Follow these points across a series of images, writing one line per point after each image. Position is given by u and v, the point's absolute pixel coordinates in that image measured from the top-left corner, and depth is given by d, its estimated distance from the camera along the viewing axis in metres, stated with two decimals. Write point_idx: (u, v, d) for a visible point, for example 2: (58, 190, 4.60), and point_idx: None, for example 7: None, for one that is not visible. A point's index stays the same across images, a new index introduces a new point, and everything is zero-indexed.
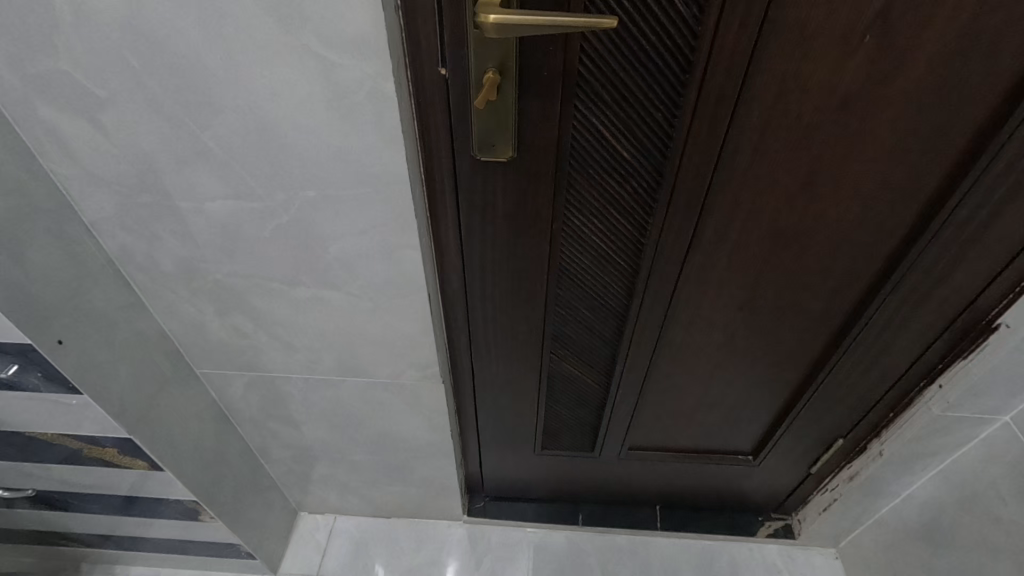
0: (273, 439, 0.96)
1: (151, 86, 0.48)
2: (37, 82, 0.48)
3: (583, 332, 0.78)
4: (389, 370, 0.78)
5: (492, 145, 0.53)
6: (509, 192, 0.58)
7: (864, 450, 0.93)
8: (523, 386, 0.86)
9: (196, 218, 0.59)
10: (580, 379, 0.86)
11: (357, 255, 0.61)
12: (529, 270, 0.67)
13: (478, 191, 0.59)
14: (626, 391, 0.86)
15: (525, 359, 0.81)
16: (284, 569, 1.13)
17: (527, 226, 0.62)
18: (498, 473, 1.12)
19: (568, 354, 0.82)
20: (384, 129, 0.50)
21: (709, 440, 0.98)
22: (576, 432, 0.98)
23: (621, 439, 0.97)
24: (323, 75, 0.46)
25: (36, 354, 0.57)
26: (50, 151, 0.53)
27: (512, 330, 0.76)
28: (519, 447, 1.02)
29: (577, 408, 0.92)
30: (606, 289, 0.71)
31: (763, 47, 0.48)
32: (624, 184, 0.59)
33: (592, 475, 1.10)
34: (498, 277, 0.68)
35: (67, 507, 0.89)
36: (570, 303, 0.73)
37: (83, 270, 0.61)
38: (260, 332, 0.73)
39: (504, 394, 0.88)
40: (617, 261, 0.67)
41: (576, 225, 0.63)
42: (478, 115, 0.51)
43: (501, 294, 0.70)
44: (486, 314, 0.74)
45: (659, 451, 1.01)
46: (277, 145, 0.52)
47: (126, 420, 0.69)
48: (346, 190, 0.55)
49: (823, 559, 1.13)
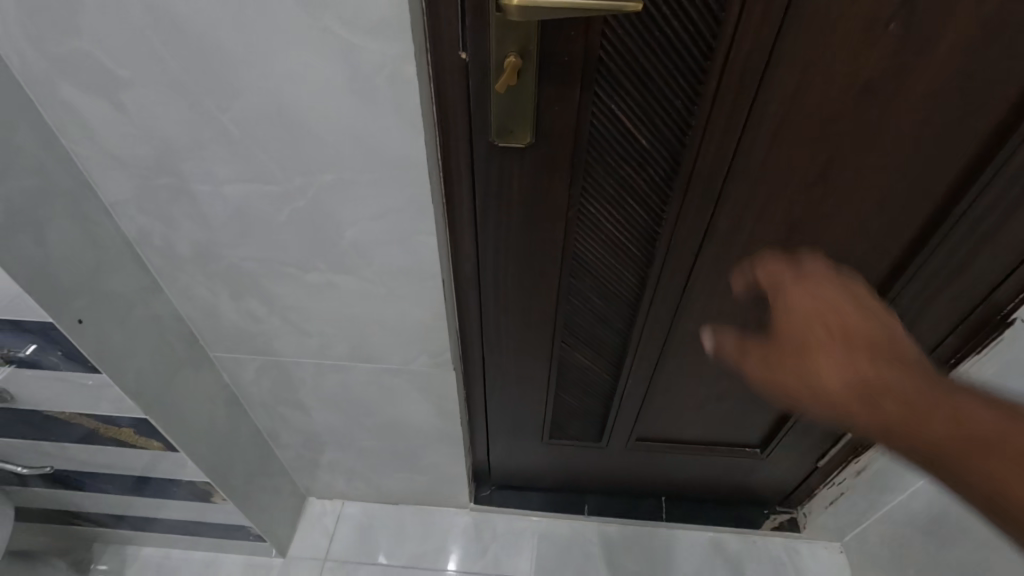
0: (283, 424, 0.97)
1: (173, 67, 0.48)
2: (60, 62, 0.48)
3: (594, 322, 0.78)
4: (401, 357, 0.79)
5: (510, 131, 0.54)
6: (525, 179, 0.58)
7: (871, 444, 0.95)
8: (533, 375, 0.87)
9: (213, 201, 0.60)
10: (590, 369, 0.87)
11: (372, 240, 0.62)
12: (542, 258, 0.67)
13: (494, 177, 0.59)
14: (636, 381, 0.87)
15: (535, 348, 0.81)
16: (293, 552, 1.14)
17: (542, 213, 0.62)
18: (505, 462, 1.12)
19: (578, 343, 0.82)
20: (403, 115, 0.50)
21: (716, 433, 0.98)
22: (584, 422, 0.98)
23: (628, 430, 0.98)
24: (344, 58, 0.46)
25: (56, 334, 0.58)
26: (72, 132, 0.54)
27: (524, 318, 0.76)
28: (527, 436, 1.02)
29: (586, 399, 0.93)
30: (618, 279, 0.71)
31: (786, 35, 0.48)
32: (640, 172, 0.59)
33: (599, 466, 1.11)
34: (511, 264, 0.68)
35: (81, 487, 0.90)
36: (582, 292, 0.73)
37: (101, 252, 0.61)
38: (274, 317, 0.74)
39: (513, 383, 0.89)
40: (631, 251, 0.67)
41: (590, 213, 0.63)
42: (497, 100, 0.51)
43: (513, 282, 0.71)
44: (499, 301, 0.74)
45: (666, 443, 1.01)
46: (295, 128, 0.52)
47: (143, 400, 0.70)
48: (363, 175, 0.55)
49: (828, 553, 1.13)
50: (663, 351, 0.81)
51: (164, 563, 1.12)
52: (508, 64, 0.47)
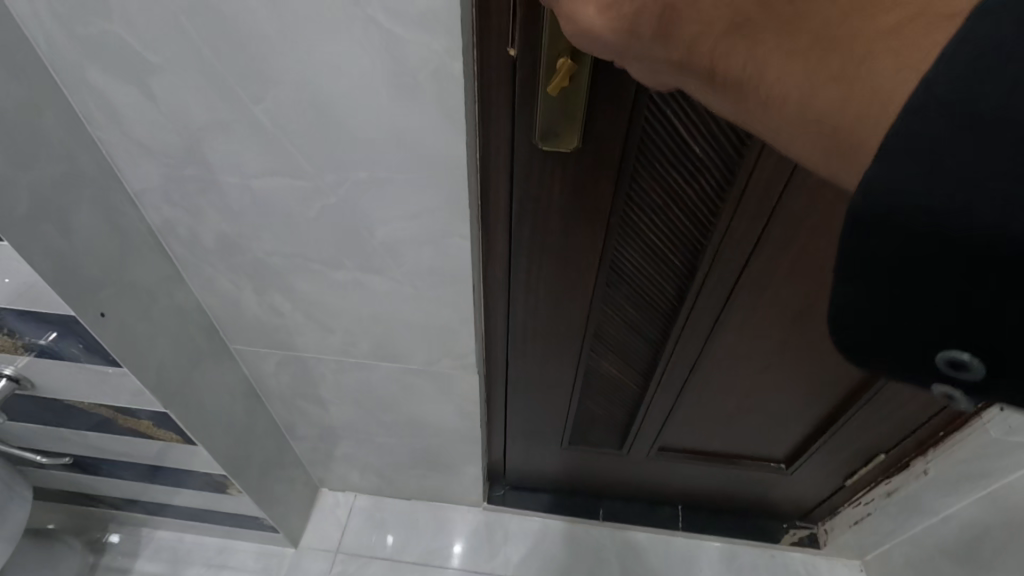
0: (300, 417, 0.96)
1: (206, 54, 0.46)
2: (88, 44, 0.46)
3: (626, 330, 0.75)
4: (424, 357, 0.77)
5: (556, 134, 0.50)
6: (567, 184, 0.56)
7: (907, 466, 0.92)
8: (558, 381, 0.85)
9: (242, 193, 0.57)
10: (618, 378, 0.84)
11: (403, 239, 0.59)
12: (578, 266, 0.65)
13: (534, 182, 0.56)
14: (665, 392, 0.84)
15: (564, 354, 0.79)
16: (305, 543, 1.14)
17: (583, 220, 0.59)
18: (522, 464, 1.11)
19: (608, 351, 0.80)
20: (447, 110, 0.47)
21: (741, 446, 0.96)
22: (607, 429, 0.96)
23: (652, 439, 0.96)
24: (387, 50, 0.43)
25: (79, 326, 0.56)
26: (99, 117, 0.52)
27: (554, 324, 0.74)
28: (547, 440, 1.01)
29: (612, 406, 0.90)
30: (657, 289, 0.68)
31: None
32: (690, 181, 0.55)
33: (617, 472, 1.09)
34: (544, 270, 0.66)
35: (98, 471, 0.90)
36: (617, 300, 0.70)
37: (125, 241, 0.59)
38: (297, 313, 0.72)
39: (538, 388, 0.87)
40: (674, 261, 0.64)
41: (633, 222, 0.60)
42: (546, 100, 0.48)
43: (546, 288, 0.68)
44: (529, 306, 0.72)
45: (690, 454, 0.99)
46: (331, 123, 0.49)
47: (162, 394, 0.68)
48: (398, 173, 0.52)
49: (847, 571, 1.10)
50: (697, 364, 0.78)
51: (178, 547, 1.12)
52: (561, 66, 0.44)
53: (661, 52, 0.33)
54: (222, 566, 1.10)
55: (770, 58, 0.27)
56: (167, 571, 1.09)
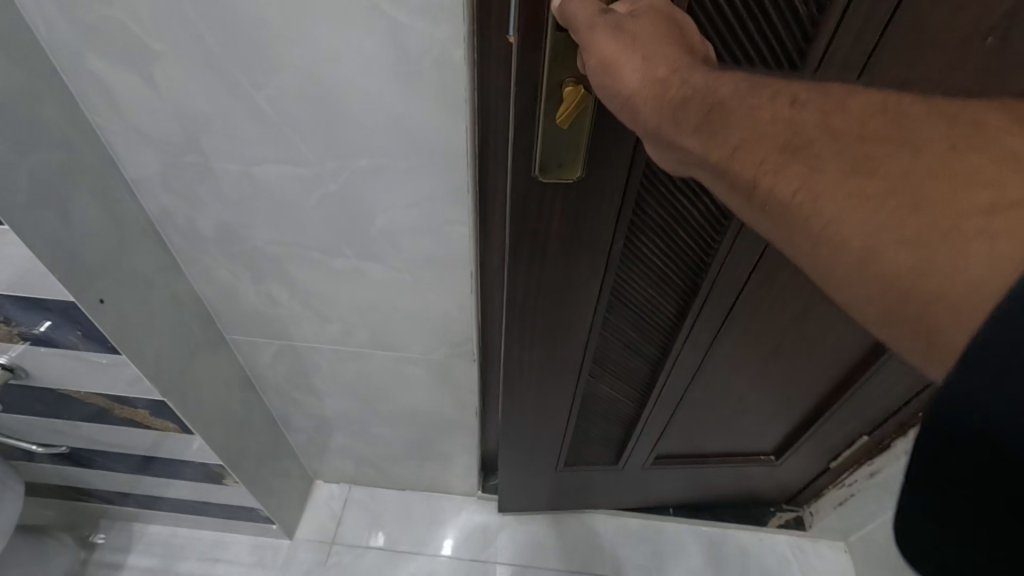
0: (295, 408, 0.96)
1: (209, 42, 0.46)
2: (89, 31, 0.46)
3: (626, 347, 0.77)
4: (421, 346, 0.78)
5: (557, 166, 0.47)
6: (566, 220, 0.53)
7: (887, 448, 0.95)
8: (555, 412, 0.83)
9: (242, 181, 0.58)
10: (617, 393, 0.86)
11: (403, 228, 0.60)
12: (576, 297, 0.63)
13: (531, 221, 0.53)
14: (663, 405, 0.86)
15: (561, 386, 0.77)
16: (300, 535, 1.14)
17: (583, 253, 0.57)
18: (512, 500, 1.08)
19: (609, 370, 0.81)
20: (449, 100, 0.48)
21: (733, 443, 0.98)
22: (604, 441, 0.97)
23: (650, 446, 0.97)
24: (389, 38, 0.44)
25: (77, 312, 0.56)
26: (97, 104, 0.52)
27: (551, 357, 0.72)
28: (540, 468, 0.98)
29: (609, 420, 0.92)
30: (658, 305, 0.70)
31: (877, 59, 0.44)
32: (696, 202, 0.57)
33: (613, 488, 1.08)
34: (539, 308, 0.63)
35: (91, 464, 0.89)
36: (619, 321, 0.71)
37: (124, 230, 0.59)
38: (295, 302, 0.73)
39: (533, 421, 0.84)
40: (672, 286, 0.67)
41: (639, 247, 0.61)
42: (547, 126, 0.44)
43: (541, 326, 0.66)
44: (523, 344, 0.69)
45: (687, 458, 1.01)
46: (333, 112, 0.50)
47: (160, 383, 0.68)
48: (398, 160, 0.53)
49: (831, 552, 1.14)
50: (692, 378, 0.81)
51: (171, 541, 1.12)
52: (569, 94, 0.41)
53: (705, 156, 0.32)
54: (216, 559, 1.10)
55: (828, 177, 0.27)
56: (160, 566, 1.09)
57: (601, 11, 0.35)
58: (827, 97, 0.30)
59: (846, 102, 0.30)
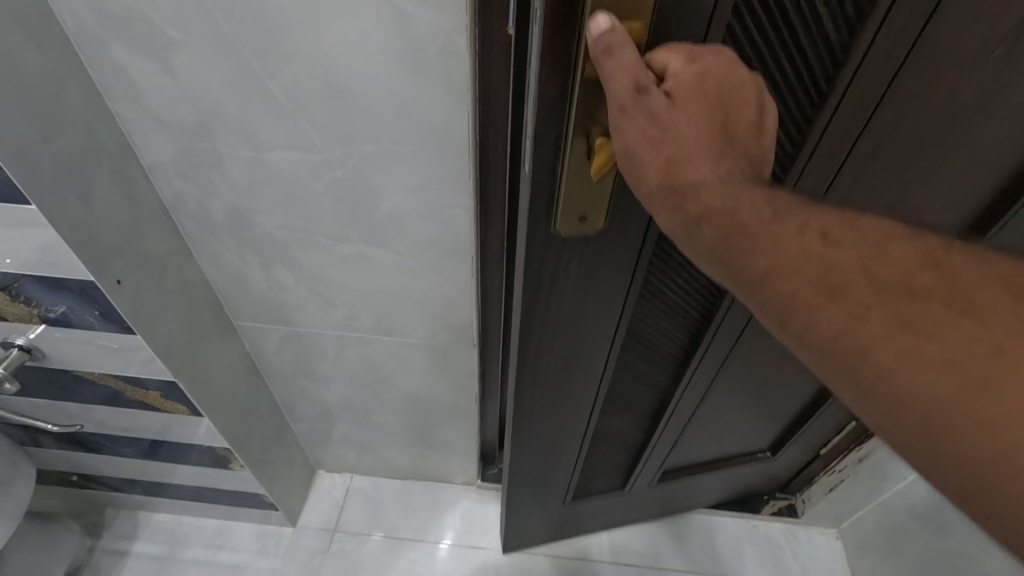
0: (300, 395, 0.98)
1: (227, 32, 0.49)
2: (113, 22, 0.49)
3: (639, 372, 0.78)
4: (423, 331, 0.80)
5: (578, 217, 0.45)
6: (583, 270, 0.51)
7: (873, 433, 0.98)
8: (569, 447, 0.82)
9: (254, 167, 0.60)
10: (629, 416, 0.87)
11: (409, 213, 0.63)
12: (594, 340, 0.62)
13: (548, 274, 0.50)
14: (673, 424, 0.88)
15: (576, 423, 0.77)
16: (303, 523, 1.16)
17: (601, 299, 0.56)
18: (521, 539, 1.06)
19: (622, 396, 0.81)
20: (452, 85, 0.51)
21: (734, 444, 1.00)
22: (613, 465, 0.97)
23: (660, 463, 0.98)
24: (397, 28, 0.47)
25: (95, 291, 0.59)
26: (117, 91, 0.54)
27: (565, 399, 0.71)
28: (550, 502, 0.96)
29: (616, 447, 0.93)
30: (671, 330, 0.71)
31: (904, 73, 0.46)
32: None
33: (622, 509, 1.09)
34: (553, 356, 0.62)
35: (100, 449, 0.92)
36: (634, 351, 0.72)
37: (140, 214, 0.62)
38: (302, 287, 0.75)
39: (545, 460, 0.83)
40: (683, 312, 0.69)
41: (657, 280, 0.61)
42: (570, 178, 0.42)
43: (557, 372, 0.65)
44: (539, 391, 0.67)
45: (694, 467, 1.04)
46: (343, 100, 0.53)
47: (171, 363, 0.71)
48: (404, 145, 0.56)
49: (824, 538, 1.17)
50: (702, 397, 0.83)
51: (175, 529, 1.14)
52: (599, 149, 0.38)
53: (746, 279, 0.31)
54: (220, 546, 1.12)
55: (867, 327, 0.28)
56: (165, 553, 1.11)
57: (634, 92, 0.32)
58: (862, 237, 0.30)
59: (886, 246, 0.29)
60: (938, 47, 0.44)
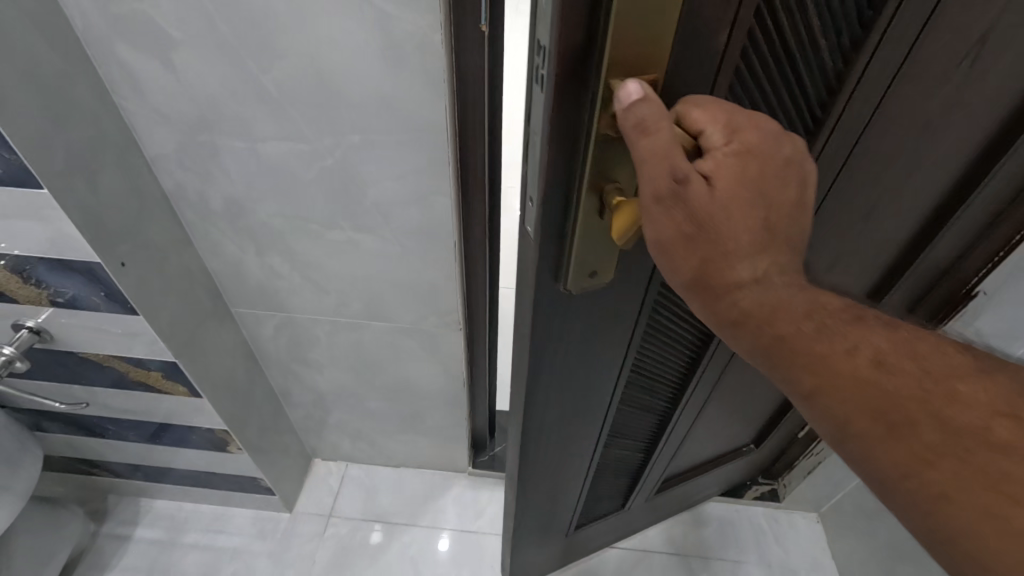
0: (296, 382, 1.03)
1: (223, 30, 0.53)
2: (119, 23, 0.54)
3: (642, 401, 0.79)
4: (411, 316, 0.84)
5: (589, 274, 0.45)
6: (591, 312, 0.52)
7: None
8: (571, 478, 0.82)
9: (249, 157, 0.65)
10: (629, 442, 0.88)
11: (394, 200, 0.67)
12: (602, 374, 0.63)
13: (556, 321, 0.50)
14: (670, 443, 0.91)
15: (581, 453, 0.77)
16: (299, 508, 1.20)
17: (608, 338, 0.57)
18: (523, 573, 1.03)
19: (623, 425, 0.82)
20: (430, 78, 0.55)
21: (722, 444, 1.04)
22: (612, 489, 0.98)
23: (655, 480, 0.99)
24: (378, 26, 0.52)
25: (101, 272, 0.63)
26: (123, 87, 0.59)
27: (570, 432, 0.71)
28: (551, 534, 0.95)
29: (616, 472, 0.94)
30: (672, 360, 0.73)
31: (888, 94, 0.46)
32: None
33: (618, 528, 1.10)
34: (561, 393, 0.62)
35: (104, 433, 0.96)
36: (639, 384, 0.73)
37: (143, 202, 0.66)
38: (294, 273, 0.79)
39: (548, 494, 0.82)
40: (686, 342, 0.71)
41: (662, 318, 0.62)
42: (581, 239, 0.42)
43: (563, 407, 0.65)
44: (546, 429, 0.67)
45: (685, 475, 1.05)
46: (330, 92, 0.57)
47: (171, 344, 0.75)
48: (388, 135, 0.61)
49: (805, 522, 1.20)
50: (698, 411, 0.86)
51: (176, 514, 1.18)
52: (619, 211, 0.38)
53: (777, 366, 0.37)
54: (219, 531, 1.16)
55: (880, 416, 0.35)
56: (166, 537, 1.15)
57: (676, 180, 0.33)
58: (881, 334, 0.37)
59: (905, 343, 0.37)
60: (920, 65, 0.45)
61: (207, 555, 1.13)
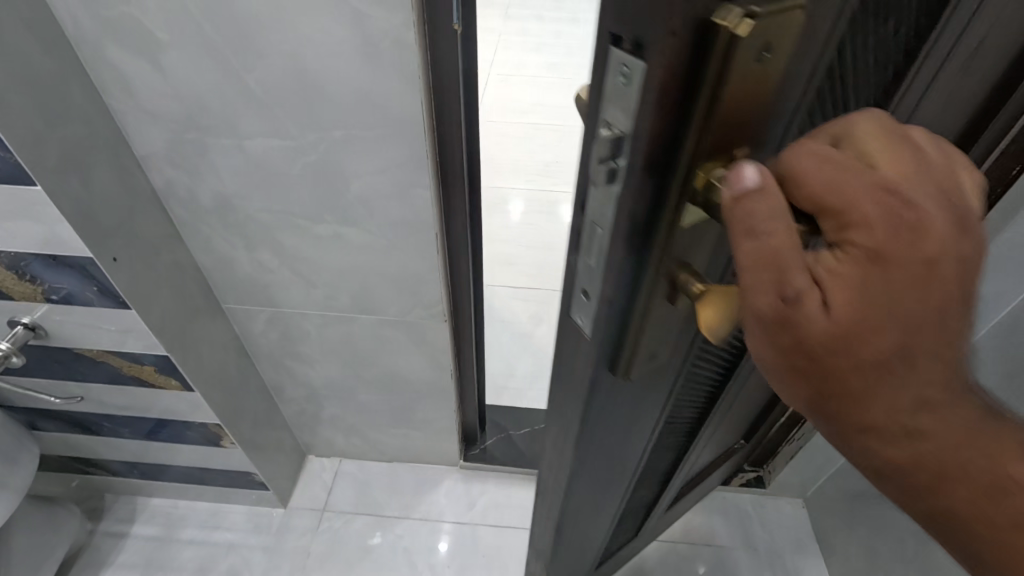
0: (288, 377, 1.05)
1: (208, 31, 0.56)
2: (108, 25, 0.56)
3: (671, 443, 0.75)
4: (398, 308, 0.87)
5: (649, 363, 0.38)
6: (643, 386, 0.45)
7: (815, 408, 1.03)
8: (597, 528, 0.76)
9: (236, 154, 0.67)
10: (653, 479, 0.83)
11: (377, 193, 0.70)
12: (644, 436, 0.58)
13: (608, 400, 0.44)
14: (690, 471, 0.88)
15: (613, 506, 0.71)
16: (293, 503, 1.22)
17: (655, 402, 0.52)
18: None
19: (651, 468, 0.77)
20: (406, 74, 0.58)
21: (727, 454, 1.02)
22: (631, 522, 0.94)
23: (670, 502, 0.96)
24: (355, 25, 0.54)
25: (94, 267, 0.66)
26: (112, 87, 0.61)
27: (606, 493, 0.65)
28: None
29: (638, 507, 0.89)
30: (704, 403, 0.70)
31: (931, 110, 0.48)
32: None
33: (630, 551, 1.06)
34: (604, 463, 0.55)
35: (100, 430, 0.98)
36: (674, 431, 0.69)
37: (134, 199, 0.69)
38: (284, 268, 0.82)
39: (574, 546, 0.76)
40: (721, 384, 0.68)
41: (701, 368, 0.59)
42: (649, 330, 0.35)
43: (605, 474, 0.59)
44: (584, 494, 0.60)
45: (693, 491, 1.03)
46: (312, 89, 0.60)
47: (163, 338, 0.77)
48: (368, 130, 0.63)
49: (791, 507, 1.23)
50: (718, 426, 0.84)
51: (172, 512, 1.19)
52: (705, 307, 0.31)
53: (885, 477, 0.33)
54: (215, 527, 1.18)
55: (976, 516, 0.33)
56: (163, 534, 1.16)
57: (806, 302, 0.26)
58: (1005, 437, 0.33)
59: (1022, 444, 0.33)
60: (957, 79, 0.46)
61: (204, 550, 1.15)
